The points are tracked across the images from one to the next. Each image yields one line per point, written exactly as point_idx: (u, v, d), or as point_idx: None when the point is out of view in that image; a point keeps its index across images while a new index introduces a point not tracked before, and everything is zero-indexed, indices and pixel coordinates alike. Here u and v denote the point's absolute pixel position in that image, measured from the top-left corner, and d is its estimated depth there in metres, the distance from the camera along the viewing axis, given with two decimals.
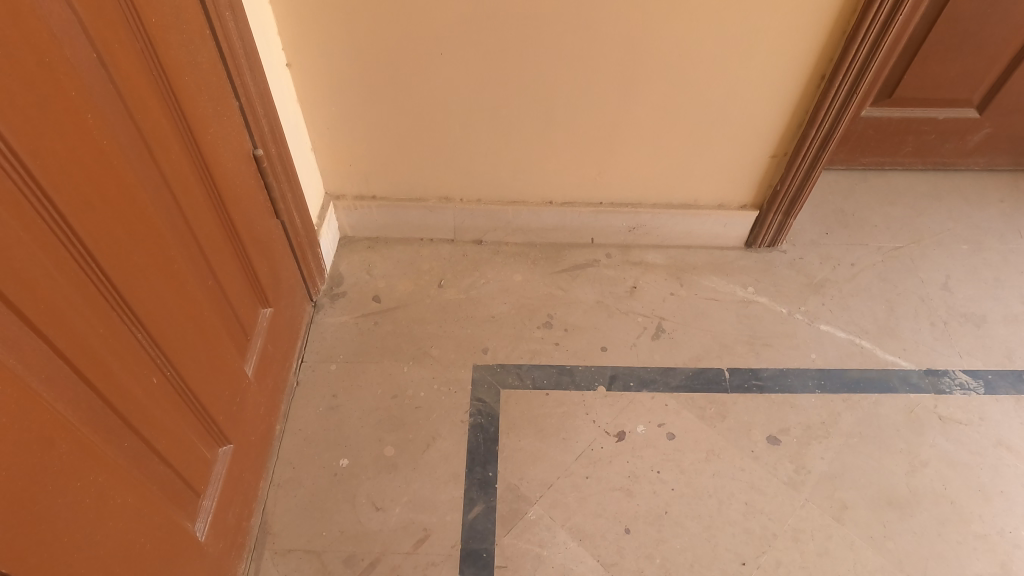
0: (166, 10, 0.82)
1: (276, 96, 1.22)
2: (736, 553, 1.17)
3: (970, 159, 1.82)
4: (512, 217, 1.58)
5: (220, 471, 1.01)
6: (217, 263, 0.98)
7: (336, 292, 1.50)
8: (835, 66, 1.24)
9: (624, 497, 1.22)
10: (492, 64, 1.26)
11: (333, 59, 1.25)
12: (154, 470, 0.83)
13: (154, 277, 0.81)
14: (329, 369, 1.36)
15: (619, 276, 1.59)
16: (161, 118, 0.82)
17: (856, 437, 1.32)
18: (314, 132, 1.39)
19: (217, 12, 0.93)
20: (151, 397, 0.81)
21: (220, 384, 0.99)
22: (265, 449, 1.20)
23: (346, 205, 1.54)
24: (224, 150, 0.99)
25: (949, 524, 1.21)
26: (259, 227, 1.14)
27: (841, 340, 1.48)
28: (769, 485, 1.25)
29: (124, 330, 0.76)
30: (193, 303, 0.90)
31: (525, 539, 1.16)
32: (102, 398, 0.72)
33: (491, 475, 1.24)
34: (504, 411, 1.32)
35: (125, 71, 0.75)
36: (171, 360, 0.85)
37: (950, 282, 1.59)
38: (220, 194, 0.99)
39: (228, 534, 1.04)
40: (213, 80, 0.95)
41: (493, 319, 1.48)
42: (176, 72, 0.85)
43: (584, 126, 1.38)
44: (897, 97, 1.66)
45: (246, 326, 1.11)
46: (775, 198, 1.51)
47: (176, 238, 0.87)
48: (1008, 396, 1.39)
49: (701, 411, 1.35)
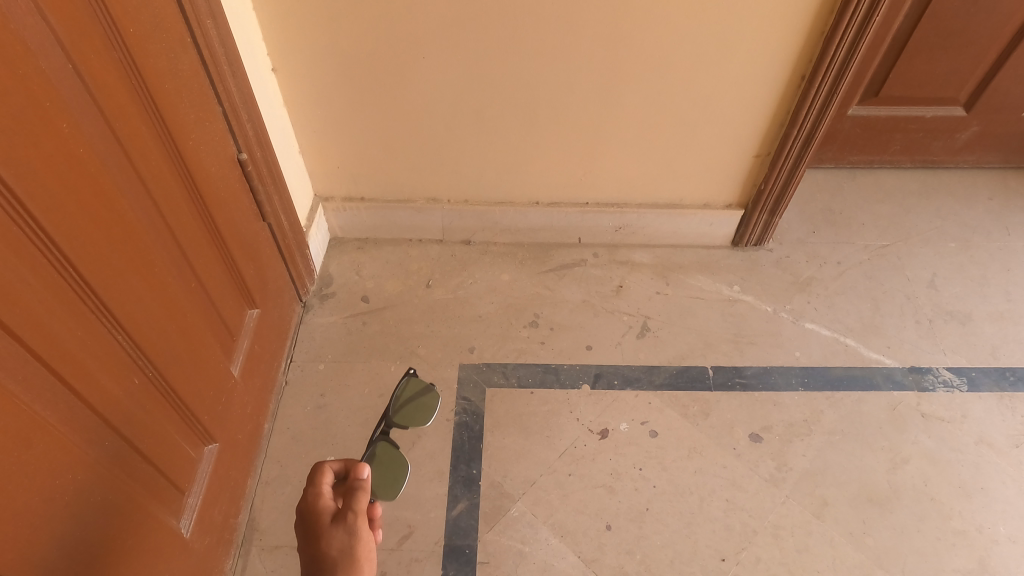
0: (146, 20, 0.85)
1: (262, 100, 1.24)
2: (716, 550, 1.18)
3: (959, 156, 1.82)
4: (500, 218, 1.59)
5: (206, 469, 1.03)
6: (201, 266, 1.01)
7: (325, 292, 1.52)
8: (815, 66, 1.25)
9: (606, 494, 1.24)
10: (475, 66, 1.27)
11: (318, 63, 1.27)
12: (137, 468, 0.85)
13: (133, 281, 0.83)
14: (318, 368, 1.38)
15: (606, 275, 1.60)
16: (140, 125, 0.85)
17: (838, 434, 1.33)
18: (301, 135, 1.41)
19: (198, 20, 0.96)
20: (132, 397, 0.83)
21: (204, 385, 1.01)
22: (253, 448, 1.23)
23: (335, 207, 1.56)
24: (207, 156, 1.02)
25: (929, 520, 1.23)
26: (244, 230, 1.16)
27: (826, 338, 1.49)
28: (750, 483, 1.26)
29: (104, 333, 0.78)
30: (174, 305, 0.93)
31: (508, 535, 1.18)
32: (81, 399, 0.74)
33: (475, 473, 1.26)
34: (489, 410, 1.34)
35: (102, 82, 0.77)
36: (153, 361, 0.87)
37: (937, 280, 1.60)
38: (203, 199, 1.01)
39: (214, 530, 1.07)
40: (195, 87, 0.97)
41: (480, 318, 1.50)
42: (154, 80, 0.87)
43: (567, 127, 1.40)
44: (883, 95, 1.66)
45: (232, 328, 1.14)
46: (760, 197, 1.52)
47: (157, 242, 0.89)
48: (992, 393, 1.40)
49: (684, 409, 1.36)
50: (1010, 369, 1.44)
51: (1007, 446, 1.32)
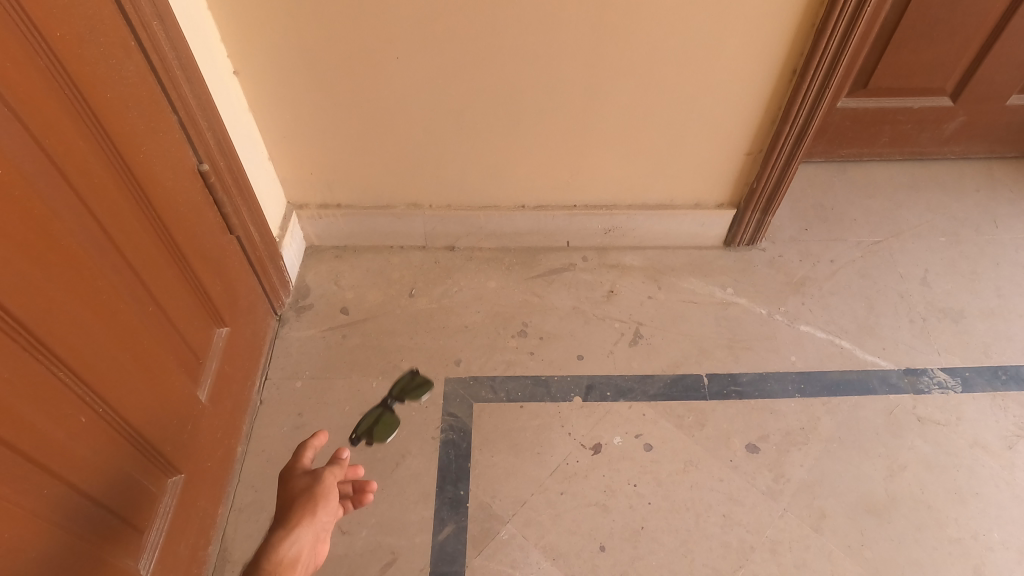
0: (79, 22, 0.77)
1: (223, 105, 1.15)
2: (713, 568, 1.14)
3: (948, 147, 1.78)
4: (484, 222, 1.52)
5: (169, 503, 0.97)
6: (158, 287, 0.93)
7: (302, 304, 1.45)
8: (807, 59, 1.19)
9: (600, 513, 1.19)
10: (450, 66, 1.20)
11: (281, 64, 1.19)
12: (85, 513, 0.78)
13: (74, 311, 0.76)
14: (295, 386, 1.31)
15: (595, 280, 1.54)
16: (76, 137, 0.77)
17: (836, 442, 1.29)
18: (270, 139, 1.33)
19: (143, 20, 0.87)
20: (77, 437, 0.76)
21: (164, 415, 0.94)
22: (224, 474, 1.16)
23: (310, 214, 1.48)
24: (161, 168, 0.94)
25: (926, 529, 1.19)
26: (209, 244, 1.08)
27: (822, 342, 1.44)
28: (746, 496, 1.22)
29: (38, 370, 0.71)
30: (126, 332, 0.85)
31: (497, 560, 1.13)
32: (12, 446, 0.67)
33: (463, 494, 1.20)
34: (477, 426, 1.28)
35: (26, 93, 0.69)
36: (102, 396, 0.80)
37: (928, 277, 1.56)
38: (159, 214, 0.93)
39: (180, 567, 1.00)
40: (143, 93, 0.89)
41: (465, 328, 1.43)
42: (92, 87, 0.79)
43: (551, 130, 1.34)
44: (873, 87, 1.62)
45: (198, 349, 1.06)
46: (752, 196, 1.47)
47: (104, 263, 0.82)
48: (985, 393, 1.37)
49: (679, 420, 1.31)
50: (1002, 367, 1.41)
51: (1002, 447, 1.29)
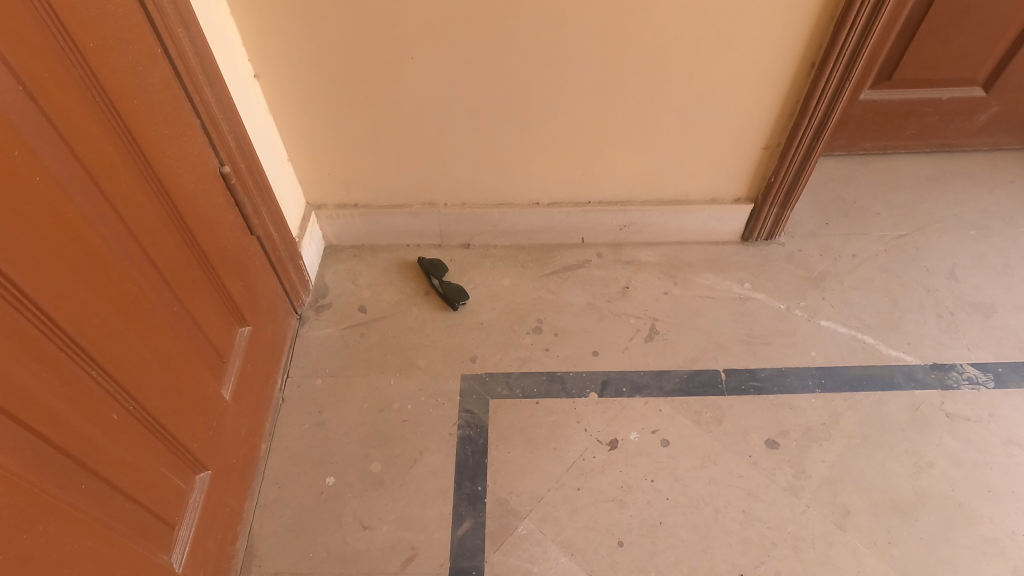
0: (108, 33, 0.79)
1: (243, 110, 1.18)
2: (734, 564, 1.13)
3: (978, 139, 1.74)
4: (499, 220, 1.53)
5: (198, 499, 0.99)
6: (183, 288, 0.96)
7: (321, 304, 1.48)
8: (825, 51, 1.17)
9: (617, 508, 1.19)
10: (468, 65, 1.21)
11: (300, 68, 1.21)
12: (118, 508, 0.81)
13: (104, 312, 0.78)
14: (315, 384, 1.34)
15: (611, 276, 1.54)
16: (106, 145, 0.80)
17: (858, 438, 1.27)
18: (290, 143, 1.36)
19: (167, 28, 0.90)
20: (110, 434, 0.79)
21: (192, 412, 0.97)
22: (248, 470, 1.19)
23: (328, 215, 1.51)
24: (185, 172, 0.96)
25: (957, 528, 1.17)
26: (231, 245, 1.11)
27: (843, 336, 1.42)
28: (768, 492, 1.21)
29: (72, 368, 0.73)
30: (153, 332, 0.88)
31: (515, 555, 1.14)
32: (49, 442, 0.70)
33: (480, 490, 1.21)
34: (493, 422, 1.29)
35: (60, 103, 0.72)
36: (132, 394, 0.83)
37: (956, 271, 1.53)
38: (183, 217, 0.96)
39: (208, 561, 1.03)
40: (168, 100, 0.92)
41: (481, 326, 1.44)
42: (120, 95, 0.82)
43: (566, 126, 1.34)
44: (896, 79, 1.59)
45: (221, 349, 1.09)
46: (769, 190, 1.45)
47: (131, 265, 0.84)
48: (1019, 389, 1.33)
49: (697, 415, 1.31)
50: None
51: None
